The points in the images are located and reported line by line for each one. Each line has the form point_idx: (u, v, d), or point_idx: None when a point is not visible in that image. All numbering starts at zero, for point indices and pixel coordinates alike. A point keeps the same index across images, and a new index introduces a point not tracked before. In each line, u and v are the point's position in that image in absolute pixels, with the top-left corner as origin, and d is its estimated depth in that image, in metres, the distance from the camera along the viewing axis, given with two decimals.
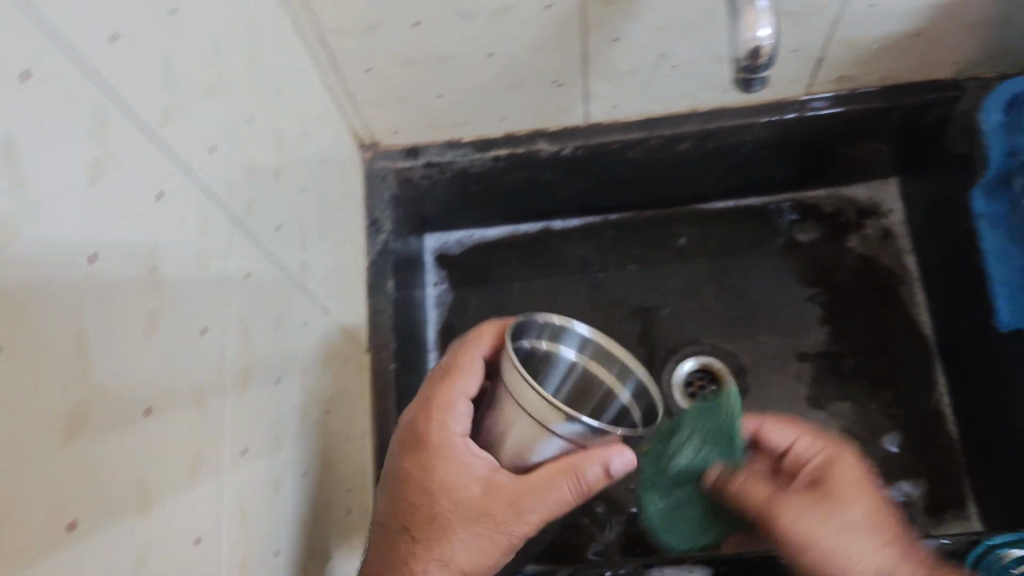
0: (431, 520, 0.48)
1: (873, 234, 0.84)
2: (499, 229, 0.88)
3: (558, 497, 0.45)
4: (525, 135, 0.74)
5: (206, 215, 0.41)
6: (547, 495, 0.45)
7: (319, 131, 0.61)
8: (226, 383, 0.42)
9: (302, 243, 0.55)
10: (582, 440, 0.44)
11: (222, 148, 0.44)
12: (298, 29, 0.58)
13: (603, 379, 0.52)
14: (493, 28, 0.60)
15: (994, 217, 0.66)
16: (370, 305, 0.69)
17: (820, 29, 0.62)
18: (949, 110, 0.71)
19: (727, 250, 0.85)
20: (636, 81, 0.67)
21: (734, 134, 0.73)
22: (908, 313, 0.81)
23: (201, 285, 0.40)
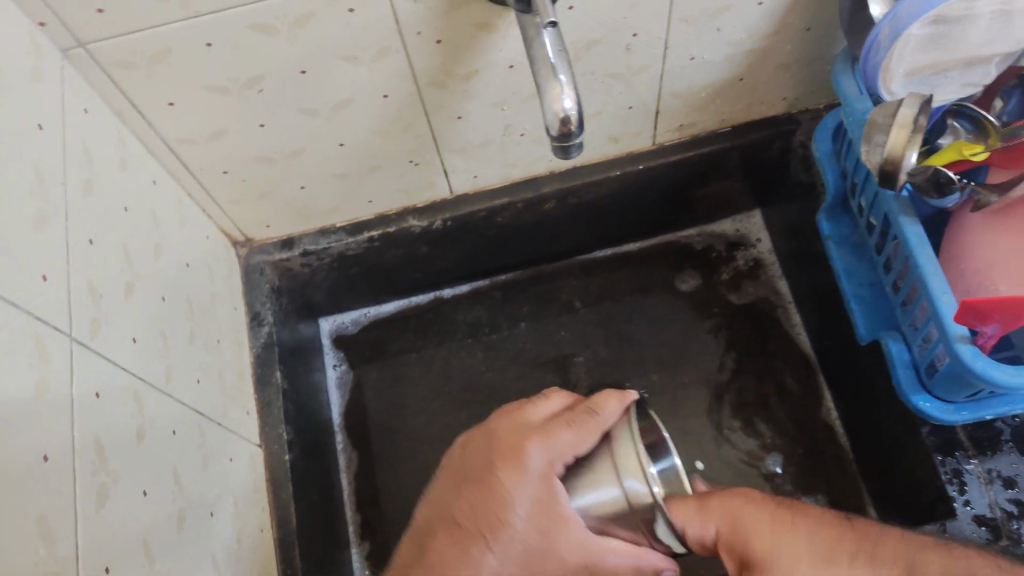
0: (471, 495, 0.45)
1: (744, 263, 0.89)
2: (395, 303, 0.91)
3: (550, 452, 0.44)
4: (394, 214, 0.77)
5: (41, 341, 0.42)
6: (552, 443, 0.44)
7: (177, 237, 0.63)
8: (78, 505, 0.42)
9: (167, 346, 0.57)
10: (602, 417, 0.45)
11: (58, 273, 0.46)
12: (146, 143, 0.60)
13: None
14: (337, 121, 0.63)
15: (838, 238, 0.71)
16: (259, 399, 0.70)
17: (648, 84, 0.68)
18: (786, 143, 0.77)
19: (610, 297, 0.90)
20: (488, 151, 0.71)
21: (593, 188, 0.78)
22: (789, 335, 0.86)
23: (40, 413, 0.41)
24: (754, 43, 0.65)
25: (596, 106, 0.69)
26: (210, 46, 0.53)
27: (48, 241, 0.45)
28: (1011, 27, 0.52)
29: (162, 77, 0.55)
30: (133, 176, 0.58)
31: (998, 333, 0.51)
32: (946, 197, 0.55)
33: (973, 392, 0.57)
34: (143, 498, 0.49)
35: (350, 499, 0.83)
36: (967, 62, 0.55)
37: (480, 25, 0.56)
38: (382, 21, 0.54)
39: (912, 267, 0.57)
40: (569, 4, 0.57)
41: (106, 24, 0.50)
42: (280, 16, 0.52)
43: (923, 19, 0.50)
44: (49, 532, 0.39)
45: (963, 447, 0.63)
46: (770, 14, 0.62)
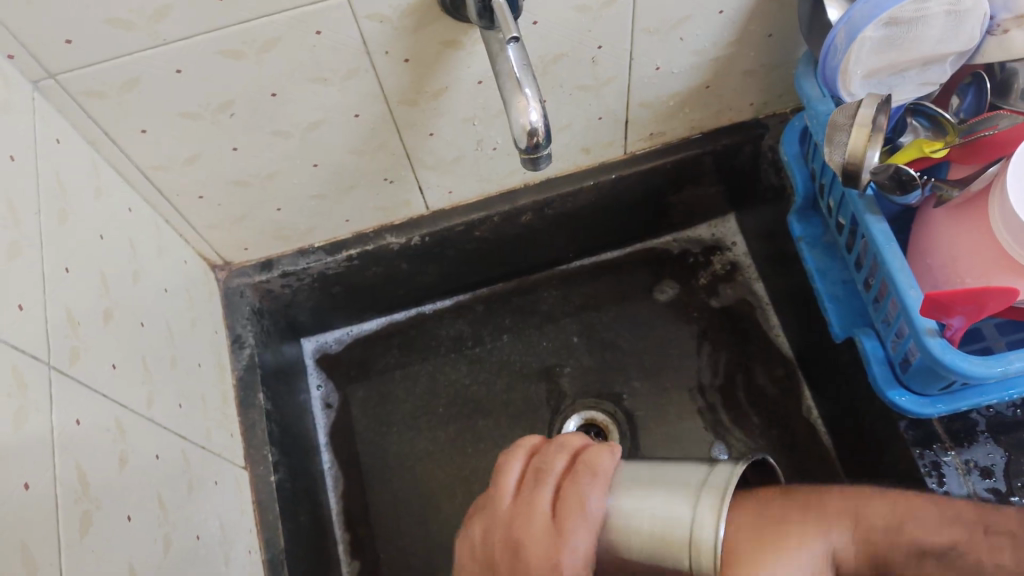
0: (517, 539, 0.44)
1: (721, 268, 0.90)
2: (377, 320, 0.92)
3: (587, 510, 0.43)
4: (372, 232, 0.78)
5: (18, 370, 0.42)
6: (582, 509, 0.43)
7: (154, 263, 0.63)
8: (60, 531, 0.42)
9: (147, 372, 0.57)
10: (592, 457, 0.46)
11: (34, 300, 0.46)
12: (119, 170, 0.61)
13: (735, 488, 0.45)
14: (310, 141, 0.64)
15: (810, 238, 0.72)
16: (242, 421, 0.70)
17: (616, 95, 0.69)
18: (757, 148, 0.78)
19: (591, 306, 0.91)
20: (462, 165, 0.72)
21: (569, 199, 0.79)
22: (768, 336, 0.87)
23: (18, 441, 0.41)
24: (718, 51, 0.66)
25: (567, 118, 0.70)
26: (179, 73, 0.54)
27: (21, 271, 0.45)
28: (963, 26, 0.53)
29: (135, 106, 0.56)
30: (107, 204, 0.58)
31: (964, 325, 0.52)
32: (909, 195, 0.56)
33: (947, 384, 0.58)
34: (128, 522, 0.49)
35: (338, 519, 0.83)
36: (924, 61, 0.56)
37: (447, 43, 0.57)
38: (350, 43, 0.55)
39: (879, 264, 0.58)
40: (534, 19, 0.58)
41: (76, 55, 0.50)
42: (248, 41, 0.53)
43: (876, 21, 0.52)
44: (33, 559, 0.40)
45: (941, 440, 0.64)
46: (732, 21, 0.63)
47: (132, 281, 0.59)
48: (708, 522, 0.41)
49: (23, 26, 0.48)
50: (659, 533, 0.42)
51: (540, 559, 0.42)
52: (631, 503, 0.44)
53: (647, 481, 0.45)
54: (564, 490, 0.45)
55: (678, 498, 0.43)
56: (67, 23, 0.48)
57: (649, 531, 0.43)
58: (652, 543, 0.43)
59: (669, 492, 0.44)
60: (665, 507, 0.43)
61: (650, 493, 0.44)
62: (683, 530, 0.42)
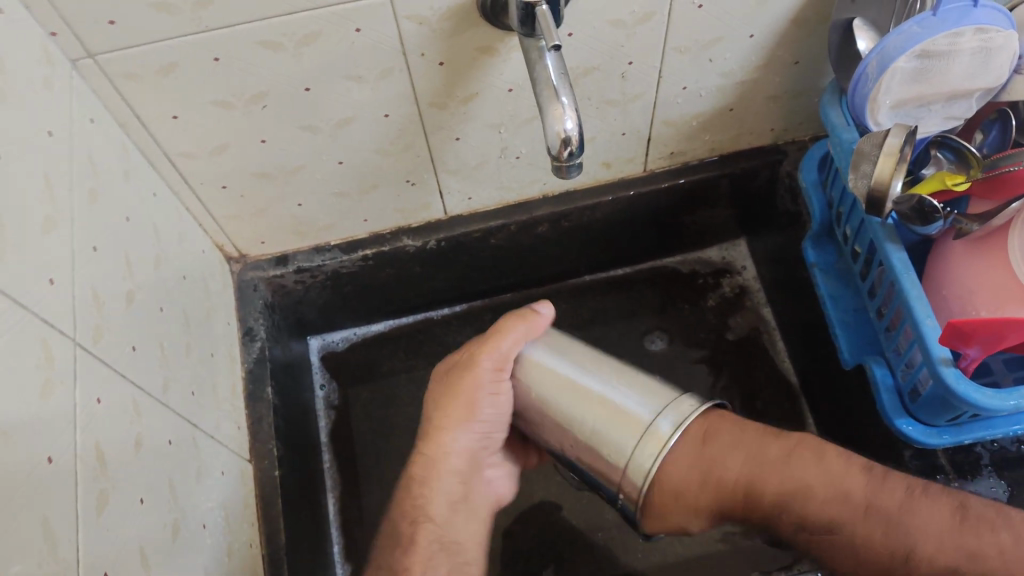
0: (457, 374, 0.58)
1: (730, 291, 0.91)
2: (384, 322, 0.92)
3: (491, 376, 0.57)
4: (390, 233, 0.78)
5: (47, 343, 0.42)
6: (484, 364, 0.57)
7: (176, 249, 0.64)
8: (79, 510, 0.42)
9: (164, 357, 0.57)
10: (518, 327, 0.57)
11: (65, 277, 0.46)
12: (146, 154, 0.61)
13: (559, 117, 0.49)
14: (339, 138, 0.64)
15: (823, 265, 0.72)
16: (250, 413, 0.69)
17: (642, 111, 0.70)
18: (775, 173, 0.79)
19: (598, 320, 0.92)
20: (483, 172, 0.73)
21: (586, 212, 0.80)
22: (775, 362, 0.87)
23: (45, 415, 0.41)
24: (745, 75, 0.67)
25: (593, 131, 0.71)
26: (217, 61, 0.54)
27: (54, 244, 0.46)
28: (992, 62, 0.54)
29: (169, 91, 0.56)
30: (134, 187, 0.58)
31: (980, 357, 0.53)
32: (930, 226, 0.56)
33: (955, 416, 0.59)
34: (140, 505, 0.49)
35: (335, 519, 0.82)
36: (948, 96, 0.57)
37: (483, 49, 0.58)
38: (388, 42, 0.56)
39: (896, 293, 0.59)
40: (569, 31, 0.59)
41: (118, 36, 0.51)
42: (287, 34, 0.53)
43: (909, 53, 0.53)
44: (54, 535, 0.39)
45: (946, 471, 0.67)
46: (761, 46, 0.64)
47: (155, 265, 0.59)
48: (662, 433, 0.51)
49: (70, 6, 0.48)
50: (605, 428, 0.53)
51: (471, 394, 0.57)
52: (560, 368, 0.56)
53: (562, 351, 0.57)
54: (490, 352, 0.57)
55: (639, 416, 0.52)
56: (113, 5, 0.48)
57: (602, 417, 0.53)
58: (601, 421, 0.53)
59: (621, 407, 0.53)
60: (607, 394, 0.54)
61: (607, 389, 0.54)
62: (629, 442, 0.52)
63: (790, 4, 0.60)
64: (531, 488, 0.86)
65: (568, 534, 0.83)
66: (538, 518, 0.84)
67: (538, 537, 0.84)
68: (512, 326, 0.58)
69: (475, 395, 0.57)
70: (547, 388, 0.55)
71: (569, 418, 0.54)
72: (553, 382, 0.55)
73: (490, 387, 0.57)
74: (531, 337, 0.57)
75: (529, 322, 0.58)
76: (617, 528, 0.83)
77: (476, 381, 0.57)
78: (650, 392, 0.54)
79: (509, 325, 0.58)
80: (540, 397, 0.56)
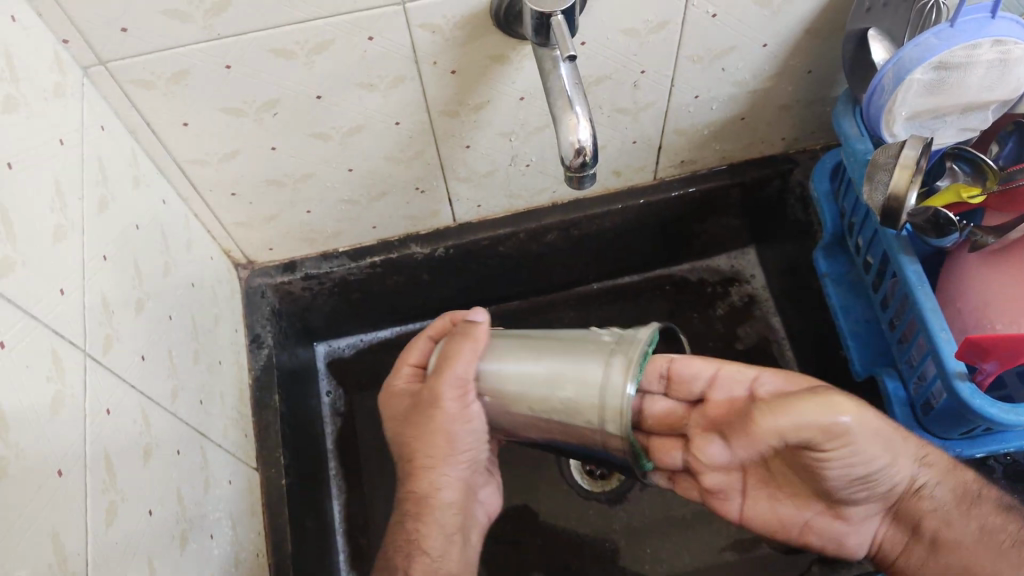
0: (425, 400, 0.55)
1: (739, 299, 0.90)
2: (391, 329, 0.92)
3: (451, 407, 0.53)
4: (398, 240, 0.77)
5: (58, 355, 0.42)
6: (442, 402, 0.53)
7: (184, 257, 0.63)
8: (89, 523, 0.42)
9: (171, 366, 0.57)
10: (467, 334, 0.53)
11: (75, 286, 0.46)
12: (155, 161, 0.61)
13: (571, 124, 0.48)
14: (349, 146, 0.64)
15: (835, 275, 0.72)
16: (257, 421, 0.69)
17: (653, 120, 0.69)
18: (785, 183, 0.79)
19: (606, 328, 0.91)
20: (493, 180, 0.72)
21: (596, 220, 0.80)
22: (784, 371, 0.87)
23: (54, 428, 0.40)
24: (758, 84, 0.67)
25: (604, 140, 0.71)
26: (228, 68, 0.54)
27: (64, 255, 0.45)
28: (1010, 75, 0.54)
29: (179, 98, 0.55)
30: (144, 194, 0.58)
31: (997, 371, 0.52)
32: (945, 238, 0.56)
33: (968, 429, 0.58)
34: (148, 516, 0.49)
35: (341, 527, 0.82)
36: (965, 108, 0.57)
37: (495, 57, 0.57)
38: (400, 50, 0.55)
39: (910, 304, 0.58)
40: (582, 40, 0.58)
41: (130, 43, 0.50)
42: (300, 42, 0.53)
43: (926, 65, 0.53)
44: (64, 548, 0.39)
45: None
46: (775, 55, 0.64)
47: (163, 273, 0.59)
48: (616, 375, 0.46)
49: (82, 13, 0.48)
50: (552, 388, 0.48)
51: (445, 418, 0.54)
52: (517, 367, 0.49)
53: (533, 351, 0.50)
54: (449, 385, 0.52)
55: (587, 367, 0.47)
56: (125, 12, 0.48)
57: (546, 380, 0.48)
58: (551, 384, 0.48)
59: (572, 369, 0.47)
60: (549, 366, 0.48)
61: (538, 358, 0.49)
62: (593, 396, 0.46)
63: (804, 14, 0.60)
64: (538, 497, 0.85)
65: (576, 542, 0.83)
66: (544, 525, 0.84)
67: (545, 547, 0.83)
68: (463, 338, 0.53)
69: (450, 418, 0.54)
70: (497, 371, 0.50)
71: (535, 405, 0.49)
72: (519, 384, 0.49)
73: (456, 407, 0.53)
74: (482, 346, 0.52)
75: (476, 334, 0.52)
76: (625, 538, 0.83)
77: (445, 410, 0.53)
78: (571, 350, 0.48)
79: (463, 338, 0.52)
80: (506, 393, 0.50)
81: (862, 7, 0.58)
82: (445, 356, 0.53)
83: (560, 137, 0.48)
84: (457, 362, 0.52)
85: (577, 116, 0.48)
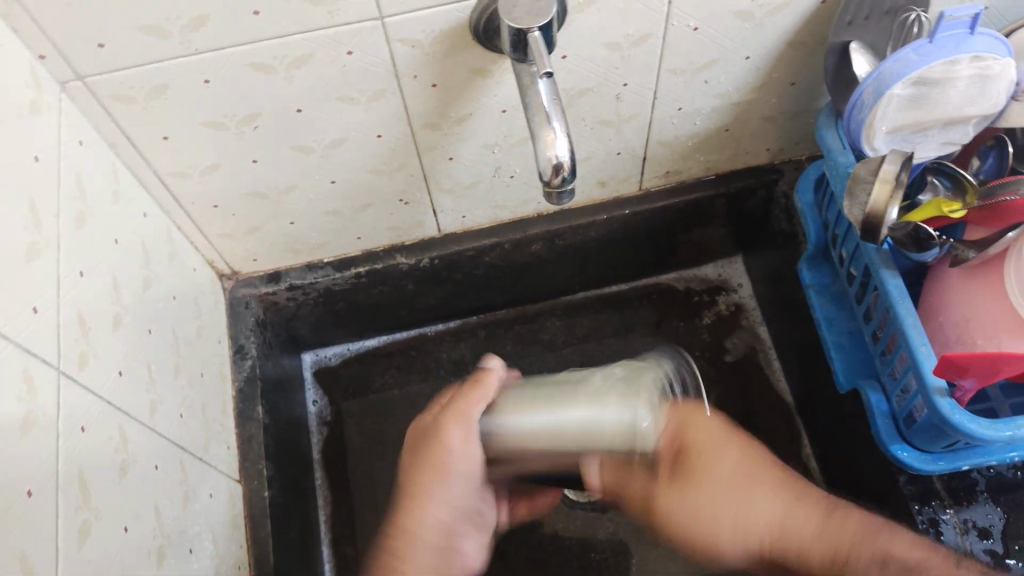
0: (417, 444, 0.50)
1: (725, 309, 0.90)
2: (378, 338, 0.92)
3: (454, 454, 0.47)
4: (382, 251, 0.77)
5: (29, 374, 0.42)
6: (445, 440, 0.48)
7: (165, 270, 0.63)
8: (59, 543, 0.42)
9: (151, 381, 0.56)
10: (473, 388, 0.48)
11: (50, 303, 0.46)
12: (137, 175, 0.61)
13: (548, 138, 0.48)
14: (331, 158, 0.64)
15: (819, 287, 0.72)
16: (240, 434, 0.69)
17: (637, 132, 0.69)
18: (771, 193, 0.79)
19: (593, 337, 0.91)
20: (477, 191, 0.72)
21: (582, 231, 0.79)
22: (769, 382, 0.87)
23: (25, 447, 0.40)
24: (741, 96, 0.67)
25: (588, 151, 0.70)
26: (208, 83, 0.54)
27: (38, 272, 0.45)
28: (989, 90, 0.54)
29: (159, 112, 0.55)
30: (123, 208, 0.58)
31: (975, 387, 0.52)
32: (926, 253, 0.57)
33: (950, 443, 0.58)
34: (124, 533, 0.48)
35: (326, 536, 0.82)
36: (945, 123, 0.57)
37: (475, 71, 0.57)
38: (379, 64, 0.55)
39: (892, 319, 0.58)
40: (563, 53, 0.58)
41: (107, 59, 0.50)
42: (279, 56, 0.53)
43: (905, 80, 0.53)
44: (33, 569, 0.39)
45: (940, 497, 0.65)
46: (757, 68, 0.64)
47: (143, 287, 0.59)
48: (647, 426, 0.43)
49: (58, 29, 0.47)
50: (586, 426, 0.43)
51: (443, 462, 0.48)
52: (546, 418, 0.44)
53: (547, 401, 0.44)
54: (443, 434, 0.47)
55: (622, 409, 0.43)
56: (101, 28, 0.48)
57: (574, 432, 0.43)
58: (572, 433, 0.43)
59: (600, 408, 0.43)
60: (591, 413, 0.43)
61: (571, 403, 0.43)
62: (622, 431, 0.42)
63: (786, 26, 0.60)
64: None
65: (561, 551, 0.83)
66: (530, 535, 0.84)
67: (531, 557, 0.83)
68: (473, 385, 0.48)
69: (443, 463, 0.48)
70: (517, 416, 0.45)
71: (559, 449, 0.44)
72: (540, 432, 0.44)
73: (457, 445, 0.47)
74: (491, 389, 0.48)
75: (487, 378, 0.48)
76: (611, 548, 0.83)
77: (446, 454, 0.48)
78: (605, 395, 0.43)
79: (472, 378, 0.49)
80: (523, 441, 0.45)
81: (844, 21, 0.58)
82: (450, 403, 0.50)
83: (536, 149, 0.48)
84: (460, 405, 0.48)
85: (555, 130, 0.48)
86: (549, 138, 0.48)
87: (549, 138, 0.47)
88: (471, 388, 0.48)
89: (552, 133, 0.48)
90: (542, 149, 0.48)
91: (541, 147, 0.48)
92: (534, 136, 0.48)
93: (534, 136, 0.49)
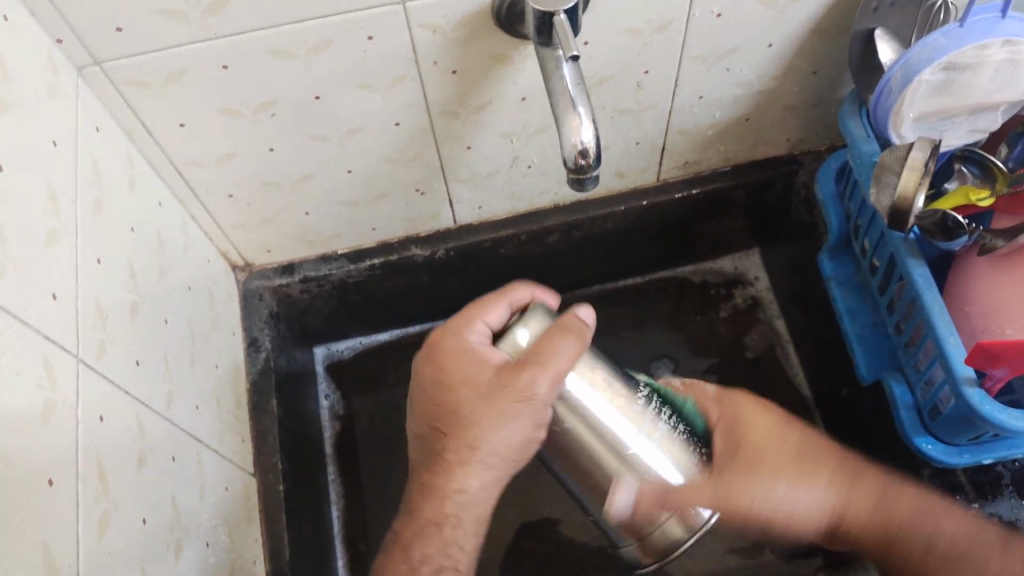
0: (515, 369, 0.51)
1: (742, 302, 0.90)
2: (391, 331, 0.91)
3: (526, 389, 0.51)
4: (398, 242, 0.77)
5: (49, 362, 0.41)
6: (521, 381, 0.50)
7: (180, 260, 0.62)
8: (80, 535, 0.41)
9: (167, 370, 0.56)
10: (554, 342, 0.51)
11: (68, 291, 0.45)
12: (152, 163, 0.60)
13: (575, 122, 0.47)
14: (348, 147, 0.63)
15: (841, 278, 0.71)
16: (255, 427, 0.68)
17: (656, 121, 0.68)
18: (790, 184, 0.78)
19: (608, 331, 0.90)
20: (494, 181, 0.71)
21: (598, 223, 0.79)
22: (787, 376, 0.86)
23: (45, 435, 0.40)
24: (762, 85, 0.66)
25: (607, 141, 0.70)
26: (226, 69, 0.53)
27: (57, 258, 0.44)
28: (1019, 76, 0.53)
29: (176, 99, 0.55)
30: (139, 196, 0.57)
31: (1006, 377, 0.51)
32: (953, 241, 0.55)
33: (976, 435, 0.58)
34: (142, 526, 0.48)
35: (339, 532, 0.81)
36: (974, 109, 0.56)
37: (496, 57, 0.57)
38: (400, 50, 0.54)
39: (917, 308, 0.57)
40: (585, 39, 0.57)
41: (125, 43, 0.49)
42: (298, 41, 0.52)
43: (935, 65, 0.52)
44: (53, 560, 0.38)
45: (965, 491, 0.65)
46: (779, 56, 0.63)
47: (159, 276, 0.58)
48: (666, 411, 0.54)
49: (76, 11, 0.47)
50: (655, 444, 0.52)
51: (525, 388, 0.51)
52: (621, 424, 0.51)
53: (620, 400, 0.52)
54: (513, 372, 0.51)
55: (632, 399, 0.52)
56: (120, 11, 0.47)
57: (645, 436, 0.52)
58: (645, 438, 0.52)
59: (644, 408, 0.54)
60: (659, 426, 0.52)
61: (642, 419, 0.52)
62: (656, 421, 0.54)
63: (810, 13, 0.59)
64: (538, 501, 0.84)
65: (577, 547, 0.82)
66: (545, 530, 0.83)
67: (547, 552, 0.82)
68: (568, 329, 0.52)
69: (524, 390, 0.51)
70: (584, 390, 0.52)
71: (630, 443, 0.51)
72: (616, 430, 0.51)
73: (540, 386, 0.50)
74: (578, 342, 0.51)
75: (570, 329, 0.51)
76: None
77: (523, 390, 0.51)
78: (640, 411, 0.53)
79: (569, 326, 0.52)
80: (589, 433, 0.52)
81: (869, 7, 0.57)
82: (543, 342, 0.51)
83: (561, 134, 0.47)
84: (550, 358, 0.50)
85: (580, 113, 0.47)
86: (575, 121, 0.47)
87: (575, 121, 0.47)
88: (560, 335, 0.51)
89: (578, 116, 0.47)
90: (567, 133, 0.47)
91: (566, 132, 0.47)
92: (558, 122, 0.48)
93: (558, 122, 0.48)
